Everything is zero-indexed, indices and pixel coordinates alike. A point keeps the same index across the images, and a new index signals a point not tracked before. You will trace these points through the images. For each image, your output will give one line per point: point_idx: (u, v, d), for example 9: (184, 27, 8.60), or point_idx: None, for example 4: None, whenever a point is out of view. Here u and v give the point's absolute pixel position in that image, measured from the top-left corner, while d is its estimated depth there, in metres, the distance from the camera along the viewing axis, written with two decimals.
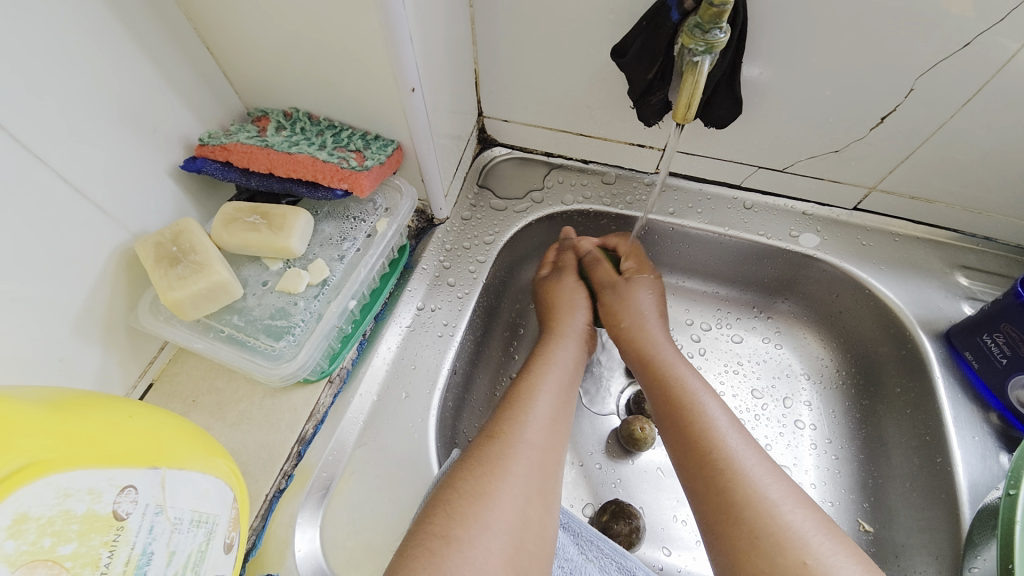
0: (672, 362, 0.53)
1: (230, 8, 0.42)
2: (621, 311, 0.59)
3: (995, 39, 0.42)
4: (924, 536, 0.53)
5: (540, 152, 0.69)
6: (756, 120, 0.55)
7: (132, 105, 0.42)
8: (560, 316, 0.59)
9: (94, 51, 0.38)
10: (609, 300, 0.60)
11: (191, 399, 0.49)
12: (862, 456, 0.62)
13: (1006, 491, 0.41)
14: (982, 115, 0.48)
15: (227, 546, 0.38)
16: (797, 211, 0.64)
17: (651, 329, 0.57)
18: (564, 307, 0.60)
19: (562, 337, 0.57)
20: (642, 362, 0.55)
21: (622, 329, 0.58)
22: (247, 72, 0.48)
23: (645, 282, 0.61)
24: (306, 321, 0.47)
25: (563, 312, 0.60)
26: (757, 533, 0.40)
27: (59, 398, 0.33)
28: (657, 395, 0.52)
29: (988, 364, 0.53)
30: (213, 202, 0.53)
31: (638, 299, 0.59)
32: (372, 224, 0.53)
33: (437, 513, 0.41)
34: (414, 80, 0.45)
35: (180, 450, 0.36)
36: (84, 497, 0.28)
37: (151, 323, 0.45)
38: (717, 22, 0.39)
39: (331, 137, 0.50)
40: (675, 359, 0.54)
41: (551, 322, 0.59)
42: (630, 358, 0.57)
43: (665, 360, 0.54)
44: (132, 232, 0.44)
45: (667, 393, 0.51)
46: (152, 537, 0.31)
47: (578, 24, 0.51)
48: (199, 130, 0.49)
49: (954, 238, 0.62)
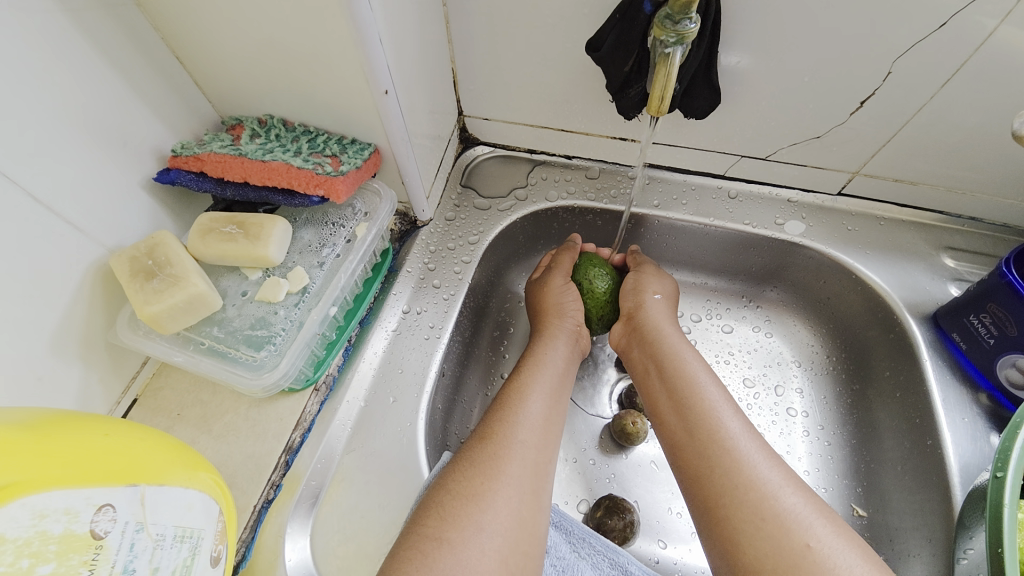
0: (674, 346, 0.53)
1: (198, 17, 0.41)
2: (654, 284, 0.59)
3: (973, 18, 0.42)
4: (918, 518, 0.53)
5: (522, 149, 0.68)
6: (736, 109, 0.55)
7: (102, 119, 0.42)
8: (550, 320, 0.58)
9: (57, 65, 0.37)
10: (648, 269, 0.60)
11: (176, 412, 0.49)
12: (855, 441, 0.62)
13: (994, 474, 0.41)
14: (962, 95, 0.48)
15: (215, 560, 0.37)
16: (782, 198, 0.64)
17: (664, 315, 0.56)
18: (554, 311, 0.58)
19: (552, 338, 0.56)
20: (642, 345, 0.55)
21: (644, 304, 0.57)
22: (220, 81, 0.48)
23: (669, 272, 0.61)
24: (286, 330, 0.46)
25: (552, 314, 0.58)
26: (761, 517, 0.40)
27: (35, 420, 0.33)
28: (657, 380, 0.52)
29: (976, 345, 0.53)
30: (190, 213, 0.52)
31: (672, 281, 0.61)
32: (352, 230, 0.53)
33: (425, 514, 0.41)
34: (387, 82, 0.44)
35: (161, 466, 0.36)
36: (61, 517, 0.28)
37: (130, 338, 0.44)
38: (687, 12, 0.39)
39: (307, 143, 0.50)
40: (677, 344, 0.54)
41: (541, 324, 0.58)
42: (634, 338, 0.56)
43: (666, 343, 0.53)
44: (108, 247, 0.44)
45: (666, 378, 0.51)
46: (133, 555, 0.31)
47: (554, 20, 0.50)
48: (172, 141, 0.48)
49: (940, 220, 0.62)
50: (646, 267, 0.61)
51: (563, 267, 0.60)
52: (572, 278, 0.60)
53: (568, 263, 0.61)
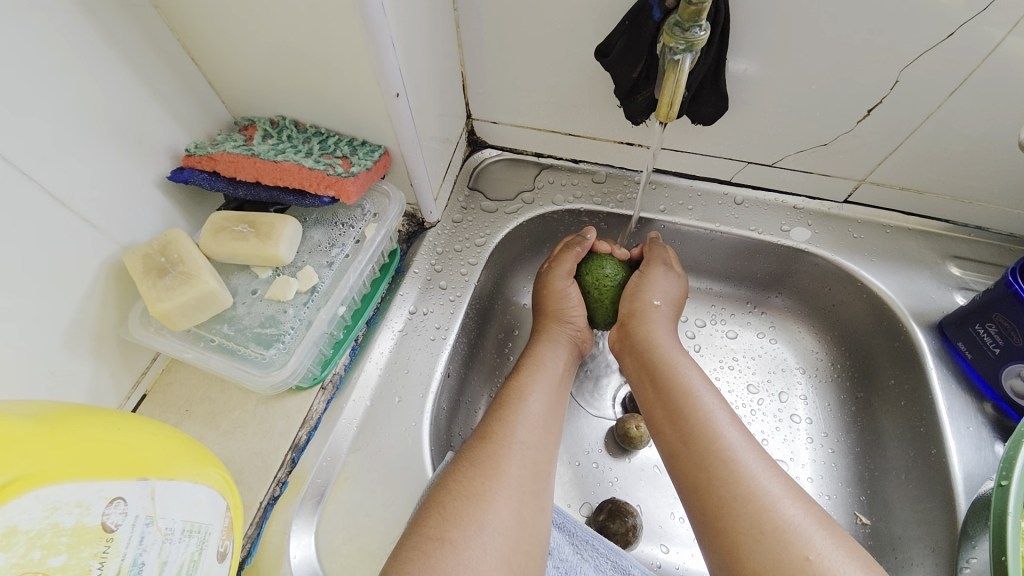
0: (671, 355, 0.53)
1: (213, 19, 0.42)
2: (653, 288, 0.57)
3: (982, 28, 0.42)
4: (921, 528, 0.53)
5: (530, 153, 0.69)
6: (743, 115, 0.55)
7: (118, 119, 0.42)
8: (548, 323, 0.58)
9: (75, 65, 0.38)
10: (654, 273, 0.58)
11: (185, 408, 0.49)
12: (859, 448, 0.62)
13: (998, 483, 0.41)
14: (969, 105, 0.48)
15: (221, 555, 0.38)
16: (787, 205, 0.64)
17: (660, 321, 0.56)
18: (553, 314, 0.58)
19: (552, 340, 0.57)
20: (638, 353, 0.55)
21: (640, 310, 0.57)
22: (233, 82, 0.49)
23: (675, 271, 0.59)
24: (295, 328, 0.47)
25: (552, 318, 0.58)
26: (760, 529, 0.40)
27: (50, 413, 0.33)
28: (654, 388, 0.52)
29: (982, 354, 0.53)
30: (201, 212, 0.53)
31: (677, 283, 0.59)
32: (361, 230, 0.53)
33: (428, 514, 0.41)
34: (398, 85, 0.45)
35: (172, 461, 0.36)
36: (73, 509, 0.28)
37: (141, 334, 0.45)
38: (696, 20, 0.39)
39: (318, 144, 0.50)
40: (674, 352, 0.54)
41: (541, 327, 0.59)
42: (630, 347, 0.56)
43: (662, 351, 0.53)
44: (121, 244, 0.44)
45: (663, 387, 0.51)
46: (142, 548, 0.31)
47: (564, 26, 0.51)
48: (186, 140, 0.49)
49: (946, 229, 0.62)
50: (654, 268, 0.59)
51: (567, 267, 0.59)
52: (578, 279, 0.59)
53: (571, 263, 0.59)
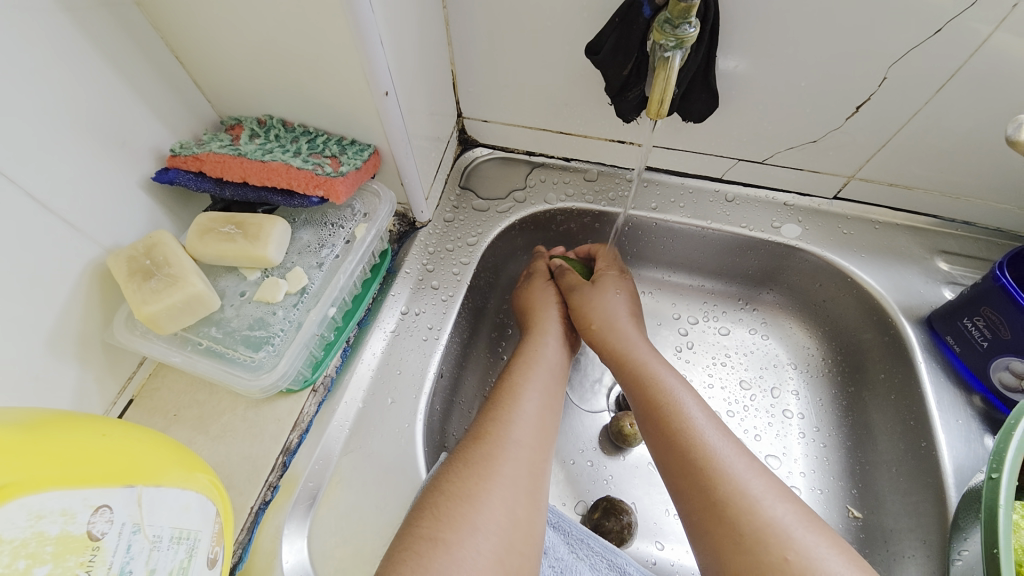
0: (649, 361, 0.53)
1: (197, 16, 0.41)
2: (589, 315, 0.58)
3: (967, 24, 0.42)
4: (912, 520, 0.54)
5: (521, 151, 0.68)
6: (733, 111, 0.55)
7: (100, 118, 0.41)
8: (539, 315, 0.60)
9: (56, 62, 0.37)
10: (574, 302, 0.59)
11: (173, 413, 0.48)
12: (850, 443, 0.63)
13: (989, 475, 0.42)
14: (956, 101, 0.48)
15: (211, 561, 0.37)
16: (778, 202, 0.65)
17: (621, 333, 0.56)
18: (541, 307, 0.60)
19: (543, 335, 0.57)
20: (617, 358, 0.55)
21: (594, 336, 0.57)
22: (219, 81, 0.48)
23: (606, 285, 0.59)
24: (285, 330, 0.46)
25: (539, 310, 0.60)
26: (740, 531, 0.40)
27: (32, 420, 0.33)
28: (635, 393, 0.52)
29: (970, 348, 0.53)
30: (188, 213, 0.52)
31: (605, 299, 0.58)
32: (351, 230, 0.53)
33: (420, 515, 0.41)
34: (387, 84, 0.44)
35: (158, 468, 0.36)
36: (58, 518, 0.27)
37: (127, 338, 0.44)
38: (686, 16, 0.39)
39: (306, 143, 0.50)
40: (651, 358, 0.53)
41: (531, 321, 0.60)
42: (607, 359, 0.56)
43: (641, 358, 0.53)
44: (105, 246, 0.44)
45: (644, 391, 0.51)
46: (130, 556, 0.30)
47: (554, 22, 0.50)
48: (171, 140, 0.48)
49: (934, 224, 0.63)
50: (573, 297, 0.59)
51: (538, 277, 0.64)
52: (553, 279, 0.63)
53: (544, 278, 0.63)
